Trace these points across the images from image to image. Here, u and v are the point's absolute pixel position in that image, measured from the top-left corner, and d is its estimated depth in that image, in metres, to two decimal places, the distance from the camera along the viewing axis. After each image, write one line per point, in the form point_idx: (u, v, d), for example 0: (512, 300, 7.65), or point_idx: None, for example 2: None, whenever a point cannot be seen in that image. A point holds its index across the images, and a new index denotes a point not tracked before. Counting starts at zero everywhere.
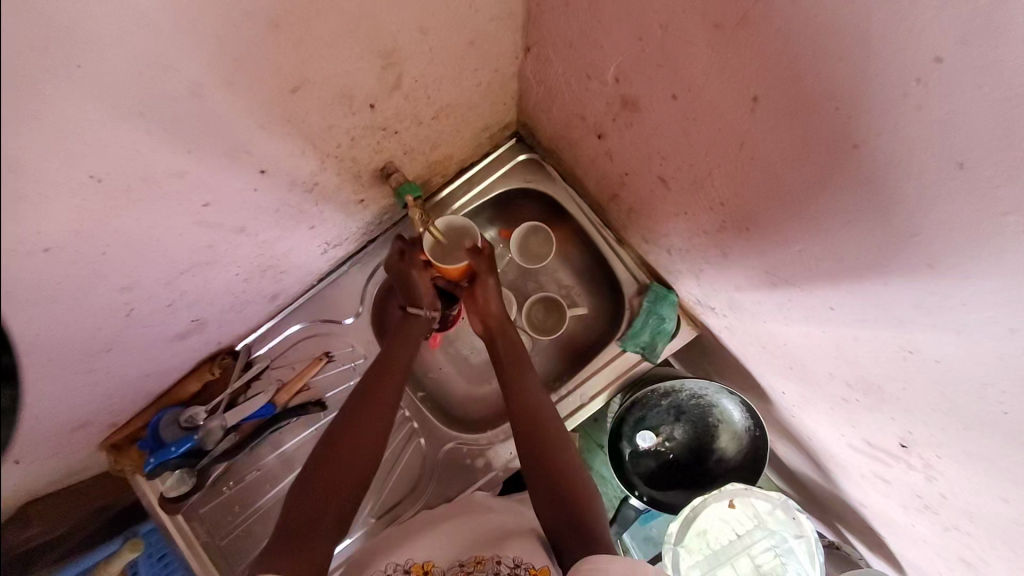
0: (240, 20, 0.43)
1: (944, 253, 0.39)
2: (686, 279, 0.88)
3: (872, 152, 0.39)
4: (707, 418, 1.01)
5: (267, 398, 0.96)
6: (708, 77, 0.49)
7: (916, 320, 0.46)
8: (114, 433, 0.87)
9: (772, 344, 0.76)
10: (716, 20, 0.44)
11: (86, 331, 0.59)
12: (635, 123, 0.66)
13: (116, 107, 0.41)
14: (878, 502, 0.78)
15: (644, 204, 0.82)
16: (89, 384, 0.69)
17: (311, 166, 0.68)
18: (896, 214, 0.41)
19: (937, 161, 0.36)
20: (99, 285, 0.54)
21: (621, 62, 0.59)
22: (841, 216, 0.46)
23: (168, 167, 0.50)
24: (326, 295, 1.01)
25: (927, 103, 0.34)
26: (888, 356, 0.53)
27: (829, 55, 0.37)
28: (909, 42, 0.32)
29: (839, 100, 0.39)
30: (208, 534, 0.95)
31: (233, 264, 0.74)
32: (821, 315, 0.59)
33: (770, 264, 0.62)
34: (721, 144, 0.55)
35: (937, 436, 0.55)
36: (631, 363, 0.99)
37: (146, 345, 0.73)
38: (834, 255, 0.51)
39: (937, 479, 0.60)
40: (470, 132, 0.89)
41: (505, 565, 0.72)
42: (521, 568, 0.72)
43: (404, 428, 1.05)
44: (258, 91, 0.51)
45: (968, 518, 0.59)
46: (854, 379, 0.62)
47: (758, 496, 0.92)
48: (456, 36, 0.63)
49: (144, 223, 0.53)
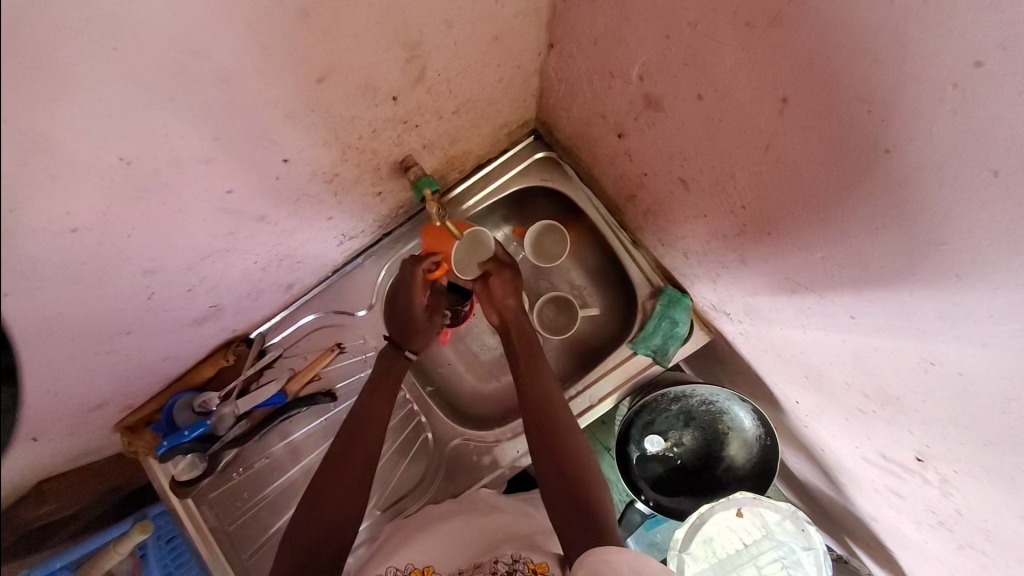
0: (270, 8, 0.44)
1: (973, 263, 0.38)
2: (702, 283, 0.87)
3: (904, 157, 0.38)
4: (717, 425, 1.00)
5: (279, 387, 0.97)
6: (736, 77, 0.48)
7: (941, 331, 0.45)
8: (128, 416, 0.88)
9: (788, 351, 0.75)
10: (747, 19, 0.43)
11: (109, 312, 0.60)
12: (658, 123, 0.66)
13: (147, 91, 0.42)
14: (890, 517, 0.76)
15: (662, 206, 0.81)
16: (107, 364, 0.70)
17: (333, 158, 0.69)
18: (926, 222, 0.40)
19: (971, 168, 0.35)
20: (123, 266, 0.55)
21: (647, 60, 0.59)
22: (868, 222, 0.45)
23: (195, 153, 0.51)
24: (340, 286, 1.02)
25: (963, 108, 0.33)
26: (909, 368, 0.52)
27: (863, 57, 0.37)
28: (948, 44, 0.32)
29: (871, 103, 0.38)
30: (217, 518, 0.96)
31: (252, 252, 0.75)
32: (842, 323, 0.58)
33: (789, 269, 0.61)
34: (745, 146, 0.54)
35: (957, 451, 0.53)
36: (642, 365, 0.98)
37: (163, 328, 0.74)
38: (858, 263, 0.50)
39: (954, 495, 0.59)
40: (489, 128, 0.89)
41: (503, 563, 0.72)
42: (521, 562, 0.72)
43: (411, 422, 1.06)
44: (284, 80, 0.51)
45: (985, 536, 0.58)
46: (871, 390, 0.61)
47: (768, 506, 0.90)
48: (481, 31, 0.63)
49: (168, 207, 0.54)
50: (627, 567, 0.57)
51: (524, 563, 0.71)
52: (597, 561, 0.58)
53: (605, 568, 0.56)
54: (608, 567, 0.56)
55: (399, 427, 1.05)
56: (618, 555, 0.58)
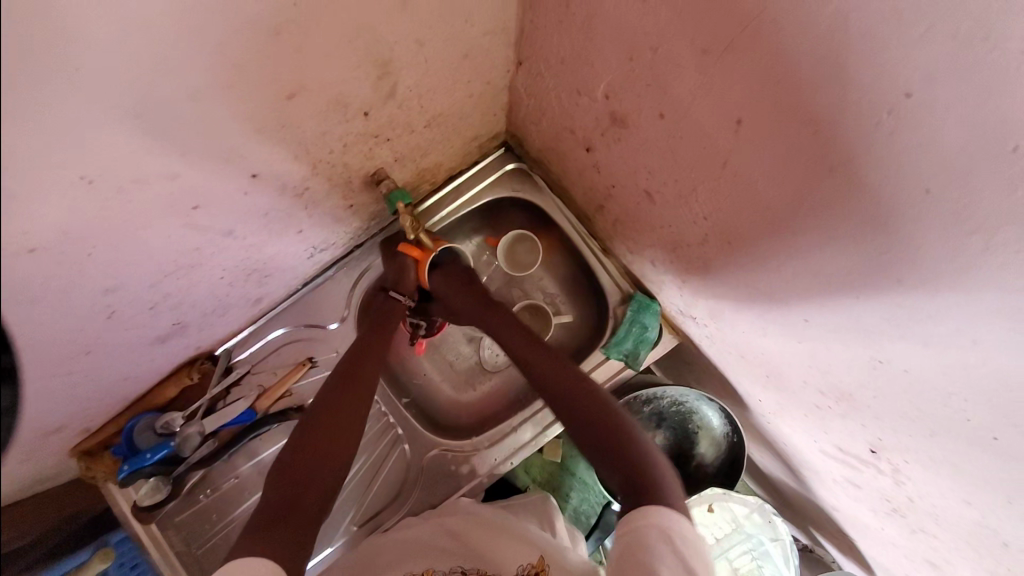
0: (240, 27, 0.43)
1: (914, 270, 0.42)
2: (669, 288, 0.90)
3: (848, 174, 0.42)
4: (687, 424, 1.04)
5: (247, 404, 0.95)
6: (695, 98, 0.51)
7: (887, 333, 0.49)
8: (85, 440, 0.82)
9: (750, 354, 0.78)
10: (704, 46, 0.46)
11: (67, 333, 0.57)
12: (623, 138, 0.69)
13: (113, 109, 0.41)
14: (849, 506, 0.81)
15: (630, 216, 0.84)
16: (64, 387, 0.67)
17: (304, 171, 0.68)
18: (870, 233, 0.43)
19: (907, 186, 0.38)
20: (84, 285, 0.53)
21: (612, 80, 0.61)
22: (819, 234, 0.49)
23: (160, 169, 0.50)
24: (311, 299, 1.00)
25: (897, 132, 0.36)
26: (859, 366, 0.56)
27: (809, 83, 0.40)
28: (880, 75, 0.35)
29: (816, 127, 0.42)
30: (183, 543, 0.93)
31: (219, 267, 0.73)
32: (798, 327, 0.62)
33: (750, 276, 0.65)
34: (705, 161, 0.57)
35: (905, 442, 0.58)
36: (614, 370, 1.01)
37: (125, 347, 0.71)
38: (811, 272, 0.53)
39: (905, 483, 0.63)
40: (460, 140, 0.90)
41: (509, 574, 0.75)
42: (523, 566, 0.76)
43: (388, 434, 1.05)
44: (255, 96, 0.51)
45: (933, 519, 0.63)
46: (826, 387, 0.65)
47: (736, 500, 0.94)
48: (452, 48, 0.65)
49: (133, 224, 0.52)
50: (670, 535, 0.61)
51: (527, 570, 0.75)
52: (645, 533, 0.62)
53: (654, 541, 0.61)
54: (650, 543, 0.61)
55: (376, 439, 1.04)
56: (657, 517, 0.63)
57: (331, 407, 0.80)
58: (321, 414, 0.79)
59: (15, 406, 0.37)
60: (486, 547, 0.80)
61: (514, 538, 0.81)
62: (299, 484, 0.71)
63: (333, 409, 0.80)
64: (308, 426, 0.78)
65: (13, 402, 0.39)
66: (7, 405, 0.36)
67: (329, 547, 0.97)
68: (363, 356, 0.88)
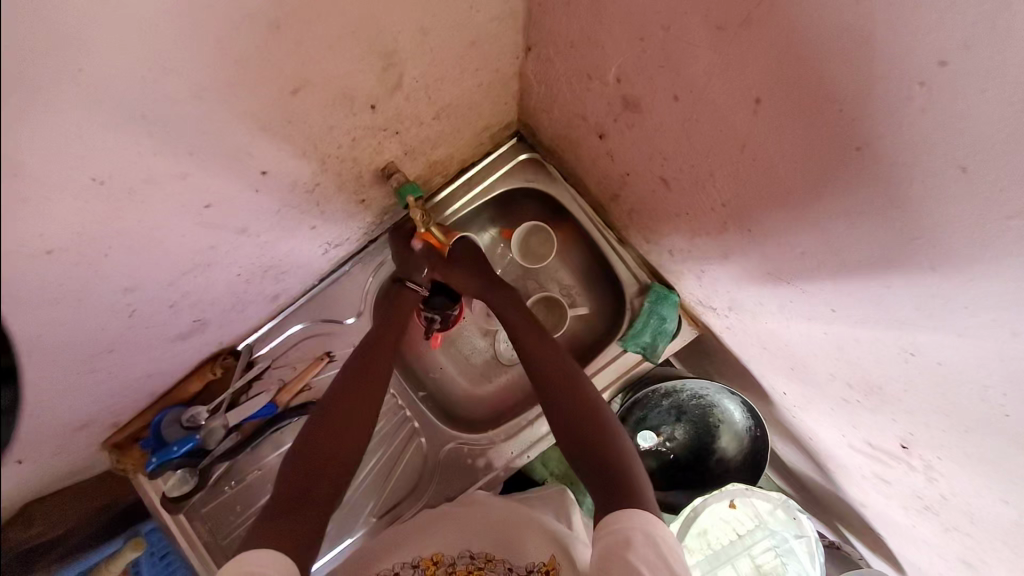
0: (238, 23, 0.43)
1: (948, 258, 0.39)
2: (688, 278, 0.87)
3: (874, 154, 0.39)
4: (708, 419, 1.01)
5: (268, 399, 0.96)
6: (711, 78, 0.49)
7: (920, 324, 0.46)
8: (115, 434, 0.87)
9: (773, 344, 0.76)
10: (719, 22, 0.43)
11: (89, 332, 0.59)
12: (637, 123, 0.66)
13: (117, 111, 0.41)
14: (879, 503, 0.78)
15: (645, 204, 0.82)
16: (91, 384, 0.69)
17: (313, 166, 0.68)
18: (899, 217, 0.41)
19: (940, 165, 0.36)
20: (102, 286, 0.54)
21: (624, 62, 0.59)
22: (845, 218, 0.46)
23: (170, 169, 0.50)
24: (327, 294, 1.01)
25: (931, 107, 0.34)
26: (889, 358, 0.53)
27: (833, 58, 0.37)
28: (911, 46, 0.32)
29: (841, 104, 0.39)
30: (210, 534, 0.95)
31: (234, 264, 0.74)
32: (823, 316, 0.59)
33: (772, 265, 0.62)
34: (722, 145, 0.55)
35: (938, 437, 0.54)
36: (633, 362, 0.99)
37: (147, 345, 0.73)
38: (836, 258, 0.50)
39: (938, 480, 0.60)
40: (470, 131, 0.89)
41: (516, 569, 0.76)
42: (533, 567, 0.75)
43: (405, 428, 1.06)
44: (258, 93, 0.51)
45: (969, 519, 0.59)
46: (854, 380, 0.62)
47: (759, 496, 0.92)
48: (458, 36, 0.63)
49: (146, 224, 0.53)
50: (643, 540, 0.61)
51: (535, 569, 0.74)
52: (621, 534, 0.62)
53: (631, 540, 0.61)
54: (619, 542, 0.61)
55: (393, 432, 1.05)
56: (635, 522, 0.63)
57: (347, 399, 0.80)
58: (335, 409, 0.79)
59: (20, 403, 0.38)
60: (509, 536, 0.81)
61: (536, 529, 0.81)
62: (315, 476, 0.72)
63: (346, 403, 0.80)
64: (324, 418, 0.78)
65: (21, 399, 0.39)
66: (7, 402, 0.37)
67: (348, 538, 0.98)
68: (376, 349, 0.88)
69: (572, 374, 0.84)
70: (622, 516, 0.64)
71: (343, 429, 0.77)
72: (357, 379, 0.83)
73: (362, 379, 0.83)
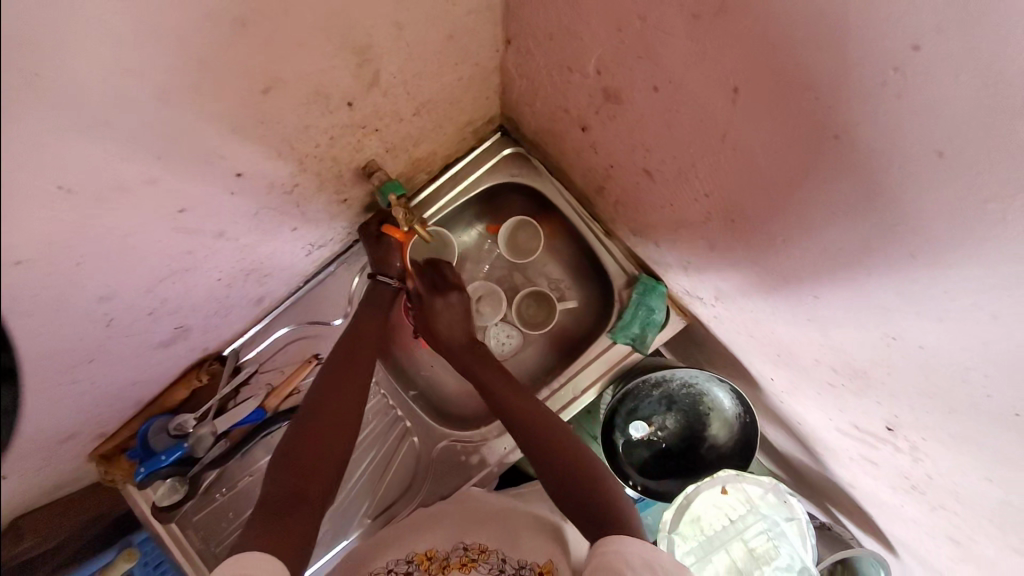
0: (203, 21, 0.41)
1: (926, 243, 0.40)
2: (674, 269, 0.87)
3: (852, 142, 0.39)
4: (698, 407, 1.02)
5: (257, 403, 0.95)
6: (689, 68, 0.48)
7: (901, 309, 0.46)
8: (102, 445, 0.85)
9: (759, 332, 0.76)
10: (695, 11, 0.43)
11: (65, 343, 0.57)
12: (618, 115, 0.66)
13: (81, 116, 0.40)
14: (866, 484, 0.79)
15: (630, 196, 0.81)
16: (71, 396, 0.67)
17: (291, 167, 0.67)
18: (878, 204, 0.41)
19: (917, 151, 0.35)
20: (76, 296, 0.53)
21: (602, 54, 0.58)
22: (826, 206, 0.46)
23: (141, 174, 0.49)
24: (313, 296, 1.00)
25: (905, 92, 0.34)
26: (872, 343, 0.54)
27: (808, 45, 0.37)
28: (885, 32, 0.32)
29: (818, 91, 0.39)
30: (203, 542, 0.94)
31: (214, 269, 0.72)
32: (807, 304, 0.59)
33: (756, 254, 0.62)
34: (703, 135, 0.55)
35: (922, 419, 0.55)
36: (623, 354, 0.99)
37: (128, 354, 0.71)
38: (818, 245, 0.51)
39: (923, 461, 0.61)
40: (452, 127, 0.88)
41: (510, 564, 0.74)
42: (526, 566, 0.74)
43: (397, 427, 1.05)
44: (229, 93, 0.49)
45: (954, 497, 0.60)
46: (839, 365, 0.63)
47: (750, 481, 0.93)
48: (434, 30, 0.62)
49: (118, 231, 0.51)
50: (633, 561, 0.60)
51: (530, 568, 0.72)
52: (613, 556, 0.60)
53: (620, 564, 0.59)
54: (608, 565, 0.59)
55: (384, 433, 1.04)
56: (630, 547, 0.61)
57: (335, 403, 0.79)
58: (324, 413, 0.78)
59: (20, 405, 0.38)
60: (505, 536, 0.79)
61: (533, 531, 0.79)
62: (306, 481, 0.71)
63: (335, 406, 0.79)
64: (313, 422, 0.78)
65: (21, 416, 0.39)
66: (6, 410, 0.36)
67: (344, 539, 0.98)
68: (364, 350, 0.87)
69: (531, 399, 0.87)
70: (612, 540, 0.62)
71: (333, 432, 0.77)
72: (347, 382, 0.83)
73: (351, 381, 0.83)
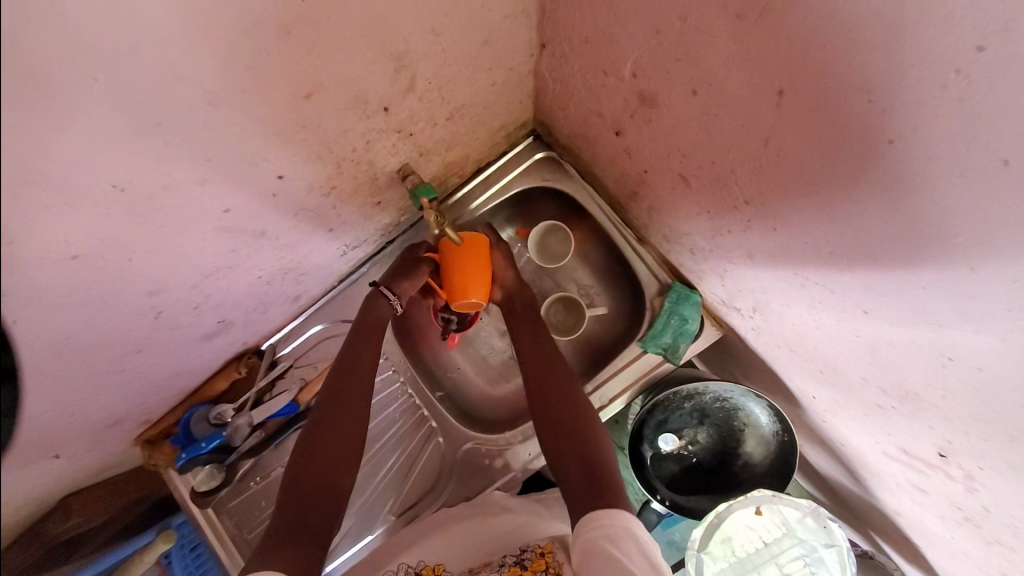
0: (247, 28, 0.43)
1: (986, 258, 0.36)
2: (710, 278, 0.84)
3: (907, 148, 0.37)
4: (732, 423, 0.98)
5: (290, 397, 0.98)
6: (730, 70, 0.47)
7: (959, 326, 0.43)
8: (147, 430, 0.90)
9: (801, 346, 0.73)
10: (737, 11, 0.41)
11: (117, 334, 0.61)
12: (654, 119, 0.64)
13: (135, 119, 0.42)
14: (914, 513, 0.74)
15: (664, 202, 0.79)
16: (120, 384, 0.71)
17: (329, 169, 0.69)
18: (935, 215, 0.38)
19: (981, 159, 0.33)
20: (128, 289, 0.56)
21: (639, 57, 0.57)
22: (875, 215, 0.43)
23: (188, 175, 0.51)
24: (347, 296, 1.02)
25: (969, 94, 0.31)
26: (926, 363, 0.50)
27: (860, 45, 0.35)
28: (947, 30, 0.30)
29: (870, 93, 0.36)
30: (236, 528, 0.97)
31: (255, 267, 0.75)
32: (853, 317, 0.56)
33: (796, 263, 0.59)
34: (743, 139, 0.52)
35: (979, 446, 0.51)
36: (652, 364, 0.97)
37: (174, 346, 0.75)
38: (867, 258, 0.48)
39: (980, 492, 0.56)
40: (486, 131, 0.88)
41: (512, 555, 0.76)
42: (530, 551, 0.76)
43: (423, 427, 1.06)
44: (270, 98, 0.51)
45: (1013, 532, 0.55)
46: (889, 385, 0.59)
47: (786, 503, 0.88)
48: (469, 36, 0.62)
49: (167, 229, 0.54)
50: (626, 537, 0.63)
51: (531, 551, 0.75)
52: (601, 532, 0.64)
53: (618, 538, 0.63)
54: (603, 536, 0.63)
55: (411, 432, 1.06)
56: (611, 520, 0.65)
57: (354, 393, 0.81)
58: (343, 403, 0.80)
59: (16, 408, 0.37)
60: (501, 535, 0.82)
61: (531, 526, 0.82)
62: None
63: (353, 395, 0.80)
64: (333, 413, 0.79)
65: (18, 400, 0.39)
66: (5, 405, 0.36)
67: (369, 536, 0.99)
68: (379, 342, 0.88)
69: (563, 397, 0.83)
70: (600, 516, 0.66)
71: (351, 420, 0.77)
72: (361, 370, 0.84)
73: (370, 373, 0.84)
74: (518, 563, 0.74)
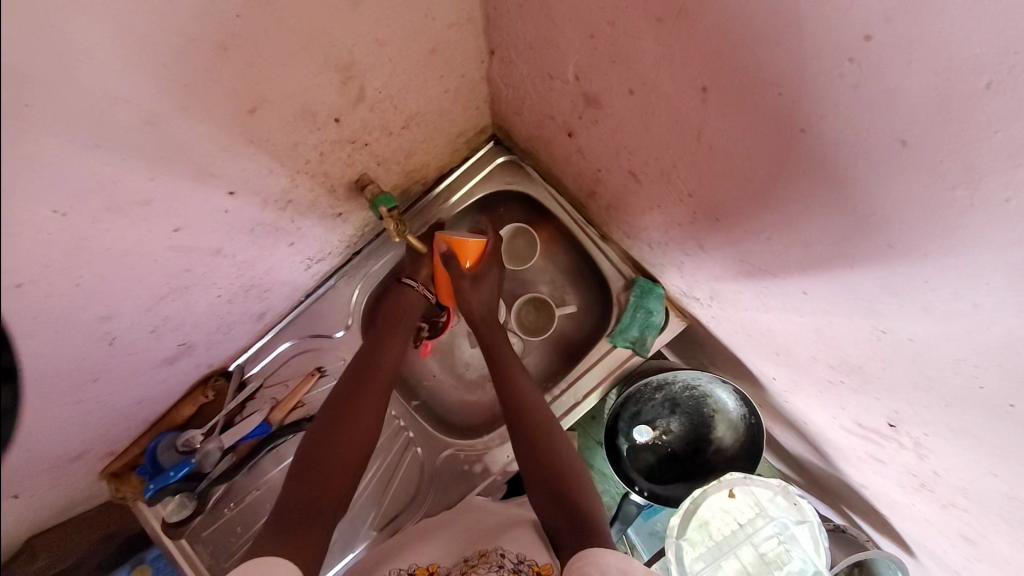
0: (183, 46, 0.43)
1: (900, 234, 0.39)
2: (669, 271, 0.87)
3: (818, 135, 0.39)
4: (702, 409, 1.01)
5: (262, 417, 0.96)
6: (658, 71, 0.49)
7: (888, 302, 0.46)
8: (111, 462, 0.87)
9: (757, 331, 0.75)
10: (658, 14, 0.44)
11: (70, 362, 0.59)
12: (600, 120, 0.67)
13: (71, 141, 0.41)
14: (877, 483, 0.77)
15: (619, 199, 0.82)
16: (78, 415, 0.69)
17: (283, 183, 0.69)
18: (851, 197, 0.41)
19: (882, 140, 0.35)
20: (79, 314, 0.54)
21: (579, 60, 0.59)
22: (801, 200, 0.46)
23: (133, 195, 0.50)
24: (314, 310, 1.01)
25: (863, 82, 0.34)
26: (864, 338, 0.53)
27: (765, 42, 0.37)
28: (837, 25, 0.33)
29: (781, 86, 0.39)
30: (212, 556, 0.94)
31: (214, 286, 0.74)
32: (797, 300, 0.59)
33: (742, 252, 0.62)
34: (679, 135, 0.55)
35: (921, 414, 0.54)
36: (623, 358, 0.99)
37: (133, 371, 0.73)
38: (801, 242, 0.50)
39: (928, 457, 0.59)
40: (443, 138, 0.89)
41: (508, 560, 0.73)
42: (526, 563, 0.73)
43: (400, 437, 1.05)
44: (214, 114, 0.51)
45: (962, 493, 0.58)
46: (837, 362, 0.61)
47: (757, 484, 0.91)
48: (415, 46, 0.64)
49: (116, 251, 0.53)
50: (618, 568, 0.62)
51: (528, 564, 0.72)
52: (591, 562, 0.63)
53: (606, 566, 0.62)
54: (595, 568, 0.62)
55: (388, 443, 1.05)
56: (605, 554, 0.64)
57: (341, 430, 0.78)
58: (330, 436, 0.77)
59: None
60: (497, 538, 0.79)
61: (528, 530, 0.81)
62: (311, 491, 0.71)
63: (341, 430, 0.78)
64: (317, 450, 0.76)
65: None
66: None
67: (351, 553, 0.97)
68: (366, 375, 0.85)
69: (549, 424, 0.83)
70: (591, 551, 0.64)
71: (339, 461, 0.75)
72: (345, 405, 0.81)
73: (354, 404, 0.81)
74: (515, 572, 0.71)
